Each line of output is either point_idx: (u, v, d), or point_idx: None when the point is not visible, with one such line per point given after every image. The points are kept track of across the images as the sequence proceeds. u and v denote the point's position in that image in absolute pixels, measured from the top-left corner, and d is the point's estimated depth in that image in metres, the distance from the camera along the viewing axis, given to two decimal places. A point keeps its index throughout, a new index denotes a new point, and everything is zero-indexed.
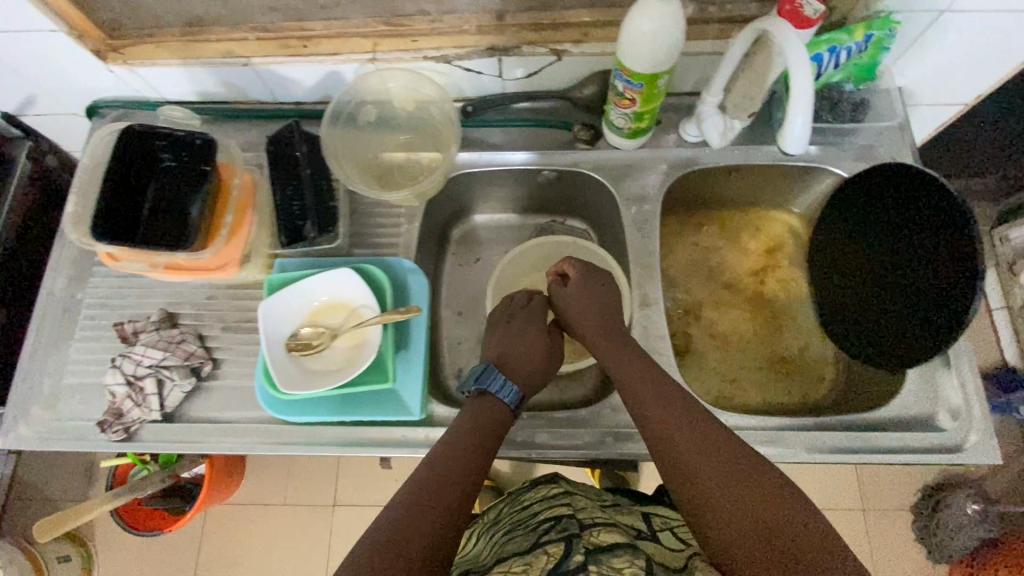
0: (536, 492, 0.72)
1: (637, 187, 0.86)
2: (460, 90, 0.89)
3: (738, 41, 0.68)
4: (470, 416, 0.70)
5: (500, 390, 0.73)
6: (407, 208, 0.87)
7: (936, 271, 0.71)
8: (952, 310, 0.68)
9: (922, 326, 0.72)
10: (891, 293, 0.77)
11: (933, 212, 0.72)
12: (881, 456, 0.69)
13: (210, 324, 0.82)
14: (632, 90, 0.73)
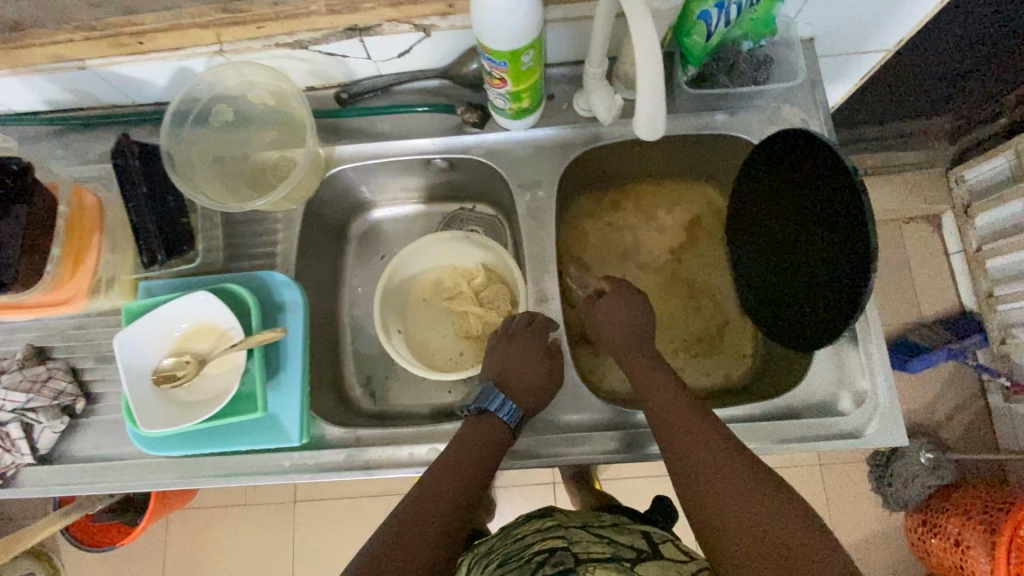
0: (527, 526, 0.71)
1: (530, 172, 0.80)
2: (331, 76, 0.80)
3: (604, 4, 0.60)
4: (467, 431, 0.68)
5: (497, 407, 0.69)
6: (285, 214, 0.80)
7: (833, 244, 0.65)
8: (850, 288, 0.62)
9: (823, 305, 0.67)
10: (798, 269, 0.72)
11: (826, 178, 0.65)
12: (791, 446, 0.66)
13: (83, 356, 0.76)
14: (499, 70, 0.65)
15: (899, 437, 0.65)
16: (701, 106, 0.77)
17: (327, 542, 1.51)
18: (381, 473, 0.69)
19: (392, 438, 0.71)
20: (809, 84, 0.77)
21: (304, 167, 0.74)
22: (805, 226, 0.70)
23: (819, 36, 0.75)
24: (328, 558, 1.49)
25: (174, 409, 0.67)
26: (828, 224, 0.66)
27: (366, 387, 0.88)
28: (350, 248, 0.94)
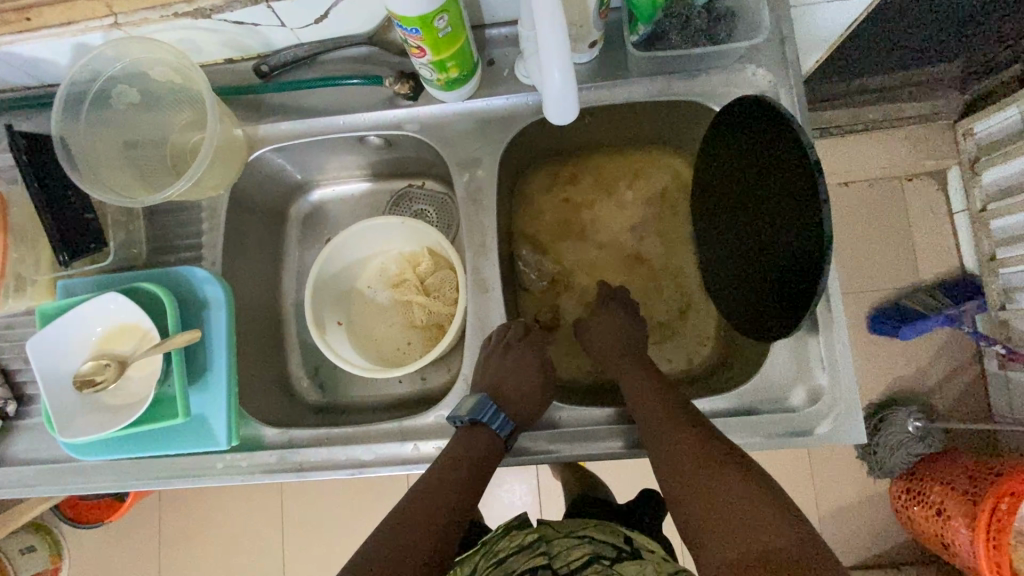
0: (508, 541, 0.70)
1: (469, 149, 0.73)
2: (248, 47, 0.72)
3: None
4: (457, 449, 0.64)
5: (493, 419, 0.65)
6: (209, 202, 0.75)
7: (785, 227, 0.59)
8: (805, 276, 0.56)
9: (776, 293, 0.62)
10: (753, 253, 0.66)
11: (781, 152, 0.59)
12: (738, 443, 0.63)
13: (12, 357, 0.74)
14: (414, 39, 0.58)
15: (856, 437, 0.61)
16: (656, 70, 0.69)
17: (311, 517, 1.52)
18: (314, 475, 0.67)
19: (325, 438, 0.68)
20: (778, 40, 0.68)
21: (209, 150, 0.66)
22: (760, 205, 0.64)
23: None
24: (313, 532, 1.51)
25: (96, 415, 0.65)
26: (782, 204, 0.60)
27: (314, 379, 0.84)
28: (292, 232, 0.89)
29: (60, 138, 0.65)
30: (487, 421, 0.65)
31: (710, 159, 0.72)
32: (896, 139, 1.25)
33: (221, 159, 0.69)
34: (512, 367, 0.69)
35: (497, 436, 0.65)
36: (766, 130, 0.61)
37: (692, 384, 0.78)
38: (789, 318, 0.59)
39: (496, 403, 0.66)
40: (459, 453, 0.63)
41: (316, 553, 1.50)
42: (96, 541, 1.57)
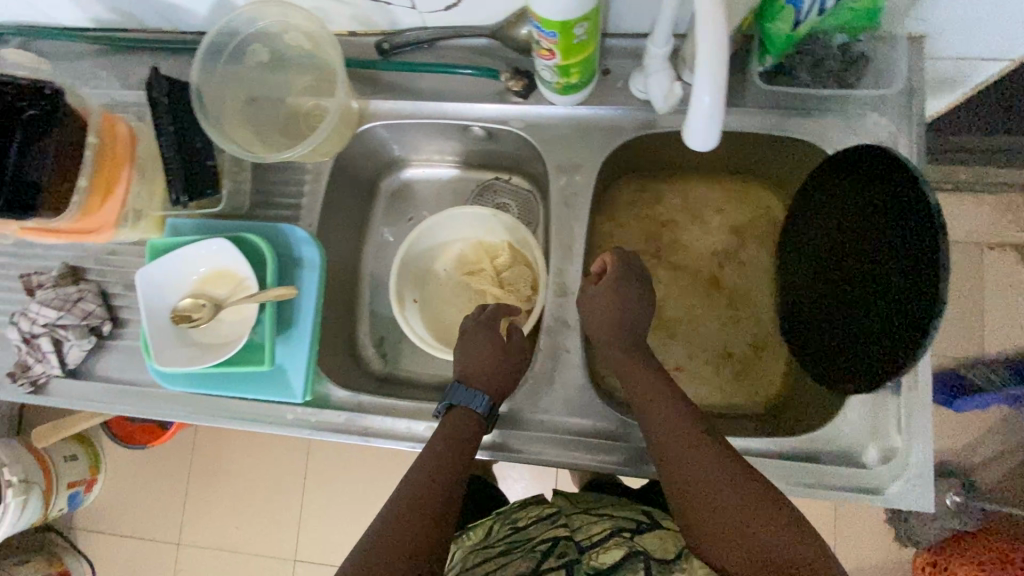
0: (527, 513, 0.76)
1: (569, 153, 0.74)
2: (373, 23, 0.75)
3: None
4: (445, 431, 0.65)
5: (468, 399, 0.67)
6: (312, 166, 0.78)
7: (895, 289, 0.58)
8: (902, 343, 0.56)
9: (870, 350, 0.61)
10: (851, 306, 0.65)
11: (905, 216, 0.57)
12: (805, 491, 0.63)
13: (114, 282, 0.79)
14: (548, 41, 0.59)
15: (925, 503, 0.61)
16: (772, 104, 0.69)
17: (334, 473, 1.59)
18: (376, 440, 0.70)
19: (391, 408, 0.71)
20: (906, 92, 0.67)
21: (326, 125, 0.70)
22: (870, 262, 0.62)
23: (931, 35, 0.64)
24: (334, 486, 1.59)
25: (189, 349, 0.69)
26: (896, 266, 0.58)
27: (378, 348, 0.87)
28: (378, 205, 0.92)
29: (196, 87, 0.69)
30: (462, 402, 0.67)
31: (820, 206, 0.71)
32: (986, 204, 1.20)
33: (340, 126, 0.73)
34: (482, 354, 0.70)
35: (477, 414, 0.66)
36: (885, 181, 0.60)
37: (747, 418, 0.78)
38: (879, 377, 0.59)
39: (466, 387, 0.68)
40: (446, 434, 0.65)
41: (335, 507, 1.58)
42: (135, 461, 1.67)
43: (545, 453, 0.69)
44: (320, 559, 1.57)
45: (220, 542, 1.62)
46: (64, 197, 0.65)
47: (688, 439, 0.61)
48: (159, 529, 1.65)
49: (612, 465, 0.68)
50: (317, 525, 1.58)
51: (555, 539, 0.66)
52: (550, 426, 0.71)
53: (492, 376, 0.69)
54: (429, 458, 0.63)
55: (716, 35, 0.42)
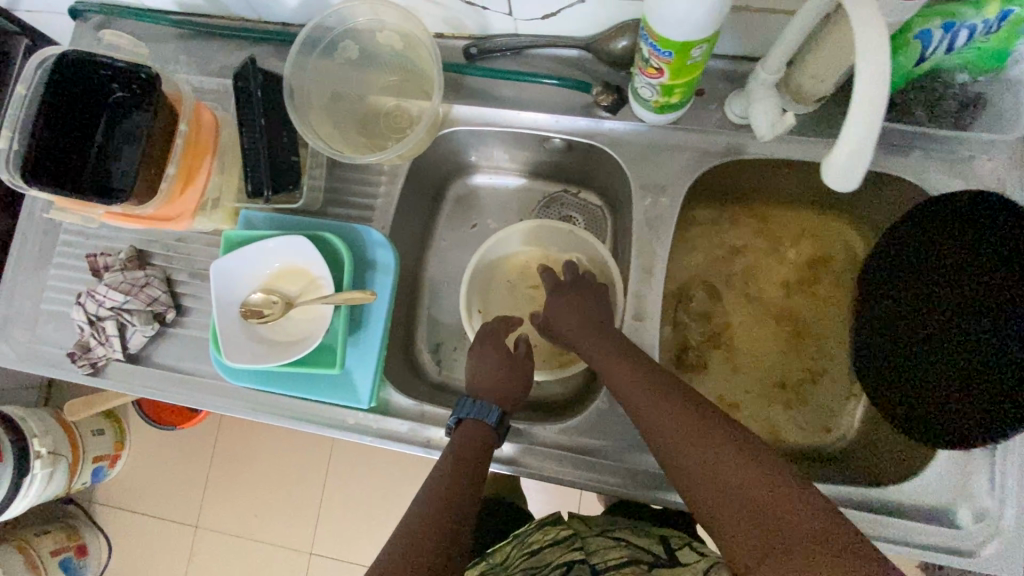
0: (541, 534, 0.70)
1: (656, 174, 0.72)
2: (463, 26, 0.73)
3: (817, 1, 0.49)
4: (459, 440, 0.63)
5: (481, 412, 0.65)
6: (389, 168, 0.77)
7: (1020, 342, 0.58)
8: None
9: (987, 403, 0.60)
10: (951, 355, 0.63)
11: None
12: (892, 546, 0.61)
13: (180, 269, 0.78)
14: (660, 60, 0.58)
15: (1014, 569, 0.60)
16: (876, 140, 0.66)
17: (356, 470, 1.59)
18: (440, 453, 0.69)
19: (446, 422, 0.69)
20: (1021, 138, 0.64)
21: (424, 129, 0.69)
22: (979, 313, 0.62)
23: None
24: (355, 483, 1.58)
25: (258, 346, 0.67)
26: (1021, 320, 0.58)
27: (434, 355, 0.86)
28: (443, 210, 0.90)
29: (289, 85, 0.68)
30: (473, 415, 0.65)
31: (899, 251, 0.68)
32: None
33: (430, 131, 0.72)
34: (490, 364, 0.72)
35: (489, 426, 0.65)
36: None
37: (813, 461, 0.75)
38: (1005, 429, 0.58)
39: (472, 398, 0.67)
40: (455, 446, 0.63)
41: (355, 504, 1.57)
42: (159, 441, 1.67)
43: (561, 472, 0.69)
44: (337, 553, 1.56)
45: (238, 529, 1.61)
46: (152, 185, 0.63)
47: (675, 418, 0.56)
48: (178, 511, 1.65)
49: (617, 488, 0.67)
50: (336, 520, 1.58)
51: (568, 566, 0.60)
52: (617, 454, 0.69)
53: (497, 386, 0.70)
54: (436, 476, 0.59)
55: (878, 84, 0.40)
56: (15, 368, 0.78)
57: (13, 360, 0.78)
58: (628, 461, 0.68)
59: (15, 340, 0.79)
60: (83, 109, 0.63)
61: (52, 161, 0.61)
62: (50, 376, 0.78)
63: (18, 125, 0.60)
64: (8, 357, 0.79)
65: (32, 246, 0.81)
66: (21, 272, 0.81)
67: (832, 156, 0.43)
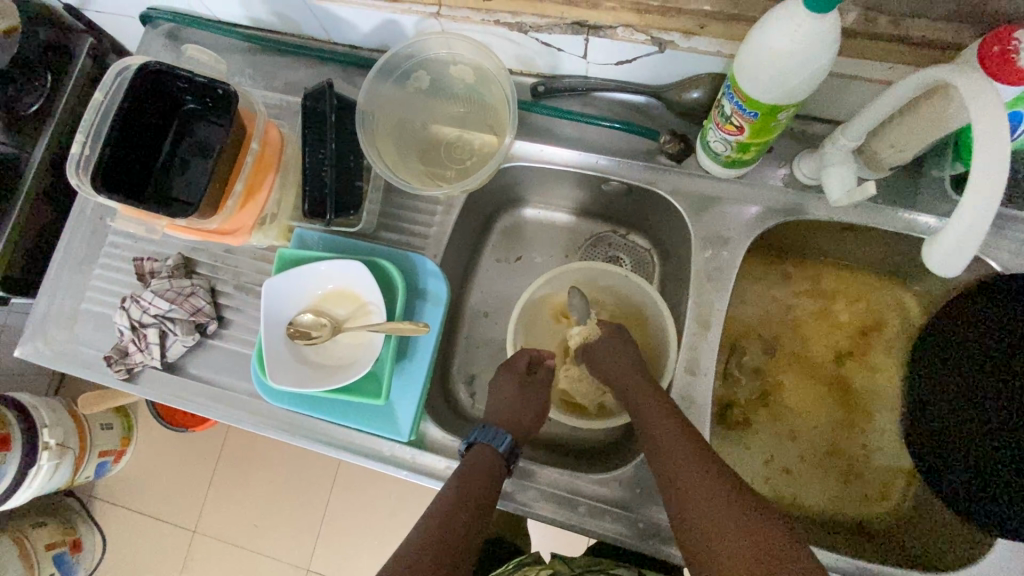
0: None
1: (718, 226, 0.71)
2: (533, 64, 0.74)
3: (905, 84, 0.50)
4: (472, 466, 0.61)
5: (489, 436, 0.64)
6: (446, 197, 0.76)
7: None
8: None
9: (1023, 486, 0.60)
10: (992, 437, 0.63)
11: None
12: None
13: (225, 280, 0.77)
14: (743, 118, 0.57)
15: None
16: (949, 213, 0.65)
17: (362, 488, 1.56)
18: None
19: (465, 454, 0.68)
20: None
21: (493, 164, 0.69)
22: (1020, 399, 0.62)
23: None
24: (360, 501, 1.55)
25: (302, 369, 0.66)
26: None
27: (468, 387, 0.84)
28: (489, 240, 0.89)
29: (362, 111, 0.69)
30: (483, 440, 0.64)
31: (941, 338, 0.70)
32: None
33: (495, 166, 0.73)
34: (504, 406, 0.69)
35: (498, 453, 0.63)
36: None
37: (866, 537, 0.72)
38: None
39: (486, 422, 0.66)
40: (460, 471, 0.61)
41: (358, 522, 1.54)
42: (166, 440, 1.65)
43: (576, 519, 0.67)
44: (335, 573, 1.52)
45: (237, 539, 1.58)
46: (218, 200, 0.63)
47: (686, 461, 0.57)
48: (178, 514, 1.62)
49: (626, 538, 0.66)
50: (337, 538, 1.54)
51: None
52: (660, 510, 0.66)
53: (512, 413, 0.68)
54: (443, 498, 0.58)
55: (993, 171, 0.40)
56: (48, 366, 0.77)
57: (47, 358, 0.77)
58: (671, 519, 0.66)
59: (51, 338, 0.78)
60: (155, 118, 0.63)
61: (119, 169, 0.61)
62: (83, 378, 0.77)
63: (92, 129, 0.60)
64: (42, 354, 0.77)
65: (79, 245, 0.80)
66: (64, 269, 0.80)
67: (940, 237, 0.43)
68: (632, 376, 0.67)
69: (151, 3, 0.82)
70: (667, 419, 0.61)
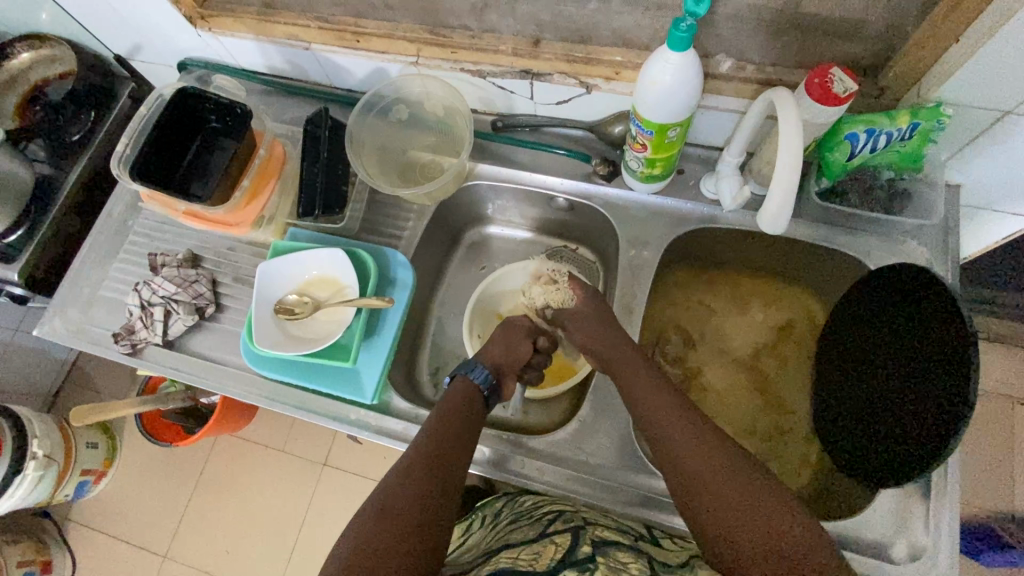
0: (534, 496, 0.76)
1: (641, 232, 0.86)
2: (493, 105, 0.91)
3: (754, 109, 0.68)
4: (450, 406, 0.70)
5: (467, 369, 0.75)
6: (419, 206, 0.91)
7: (938, 390, 0.62)
8: (922, 449, 0.62)
9: (914, 444, 0.64)
10: (892, 409, 0.68)
11: (947, 334, 0.62)
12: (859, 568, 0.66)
13: (226, 272, 0.90)
14: (643, 136, 0.73)
15: None
16: (822, 218, 0.80)
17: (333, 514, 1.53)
18: None
19: (417, 418, 0.78)
20: (943, 229, 0.78)
21: (451, 174, 0.85)
22: (910, 371, 0.67)
23: (968, 185, 0.77)
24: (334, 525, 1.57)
25: (284, 337, 0.78)
26: (939, 374, 0.62)
27: (433, 376, 0.94)
28: (457, 252, 1.03)
29: (350, 131, 0.86)
30: (461, 373, 0.75)
31: (841, 324, 0.81)
32: (1001, 360, 1.29)
33: (456, 180, 0.88)
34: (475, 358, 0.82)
35: (475, 383, 0.74)
36: (915, 297, 0.68)
37: None
38: (921, 467, 0.62)
39: (472, 360, 0.77)
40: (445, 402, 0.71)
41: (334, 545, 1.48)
42: None
43: (518, 476, 0.76)
44: None
45: (206, 564, 1.51)
46: (227, 193, 0.78)
47: (687, 433, 0.65)
48: (150, 535, 1.55)
49: (564, 490, 0.74)
50: (308, 561, 1.47)
51: (561, 514, 0.67)
52: (590, 468, 0.75)
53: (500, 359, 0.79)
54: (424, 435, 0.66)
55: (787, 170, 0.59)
56: (63, 343, 0.88)
57: (63, 335, 0.88)
58: (600, 475, 0.75)
59: (69, 318, 0.89)
60: (185, 129, 0.79)
61: (151, 165, 0.77)
62: (92, 353, 0.88)
63: (135, 134, 0.77)
64: (58, 332, 0.89)
65: (103, 242, 0.94)
66: (88, 262, 0.93)
67: (764, 212, 0.63)
68: (600, 345, 0.77)
69: (188, 53, 1.00)
70: (657, 391, 0.70)
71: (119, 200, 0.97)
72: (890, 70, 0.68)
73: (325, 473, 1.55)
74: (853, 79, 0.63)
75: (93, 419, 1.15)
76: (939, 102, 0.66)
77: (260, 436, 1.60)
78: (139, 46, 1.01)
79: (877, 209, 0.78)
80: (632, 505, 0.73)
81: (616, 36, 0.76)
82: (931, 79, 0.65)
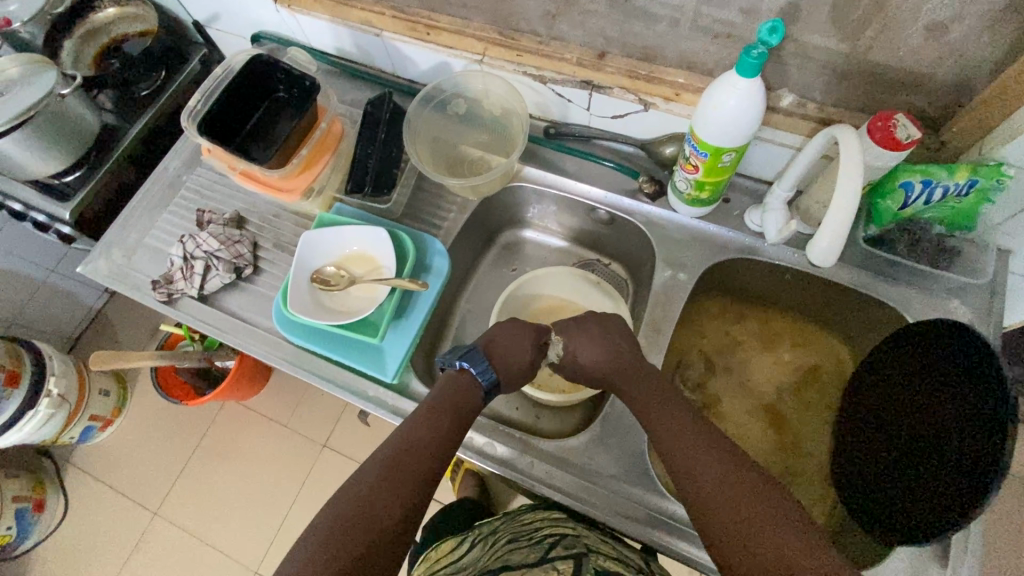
0: (534, 514, 0.78)
1: (679, 253, 0.86)
2: (548, 111, 0.93)
3: (813, 143, 0.68)
4: (450, 384, 0.72)
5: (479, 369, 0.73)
6: (461, 200, 0.93)
7: (972, 453, 0.60)
8: (951, 508, 0.60)
9: (941, 501, 0.62)
10: (922, 462, 0.66)
11: (986, 402, 0.60)
12: None
13: (267, 237, 0.92)
14: (697, 157, 0.73)
15: None
16: (866, 265, 0.80)
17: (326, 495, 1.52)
18: None
19: None
20: (989, 291, 0.76)
21: (499, 172, 0.86)
22: (946, 429, 0.65)
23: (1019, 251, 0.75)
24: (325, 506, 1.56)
25: (315, 306, 0.79)
26: (976, 442, 0.60)
27: None
28: (491, 251, 1.04)
29: (409, 116, 0.88)
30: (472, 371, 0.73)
31: (873, 371, 0.79)
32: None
33: (502, 179, 0.90)
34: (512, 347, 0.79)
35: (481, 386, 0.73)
36: (960, 358, 0.65)
37: None
38: (942, 529, 0.60)
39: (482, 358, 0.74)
40: (449, 399, 0.70)
41: None
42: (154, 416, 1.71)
43: (525, 480, 0.75)
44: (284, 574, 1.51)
45: (194, 526, 1.51)
46: (285, 160, 0.81)
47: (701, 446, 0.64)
48: (145, 490, 1.56)
49: (568, 495, 0.73)
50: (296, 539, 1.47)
51: (560, 539, 0.70)
52: (599, 481, 0.74)
53: (513, 365, 0.77)
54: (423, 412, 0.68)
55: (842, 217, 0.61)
56: (103, 283, 0.90)
57: (104, 276, 0.91)
58: (607, 488, 0.74)
59: (112, 261, 0.92)
60: (252, 93, 0.83)
61: (217, 123, 0.80)
62: (129, 297, 0.90)
63: (208, 92, 0.81)
64: (100, 272, 0.91)
65: (156, 193, 0.97)
66: (138, 209, 0.96)
67: (812, 249, 0.66)
68: (623, 358, 0.76)
69: (263, 27, 1.04)
70: (659, 411, 0.70)
71: (176, 156, 1.00)
72: (954, 123, 0.68)
73: (324, 454, 1.55)
74: (918, 126, 0.63)
75: (111, 366, 1.15)
76: (1001, 161, 0.65)
77: (266, 408, 1.61)
78: (218, 15, 1.06)
79: (921, 261, 0.78)
80: (637, 524, 0.72)
81: (681, 59, 0.77)
82: (996, 137, 0.65)
